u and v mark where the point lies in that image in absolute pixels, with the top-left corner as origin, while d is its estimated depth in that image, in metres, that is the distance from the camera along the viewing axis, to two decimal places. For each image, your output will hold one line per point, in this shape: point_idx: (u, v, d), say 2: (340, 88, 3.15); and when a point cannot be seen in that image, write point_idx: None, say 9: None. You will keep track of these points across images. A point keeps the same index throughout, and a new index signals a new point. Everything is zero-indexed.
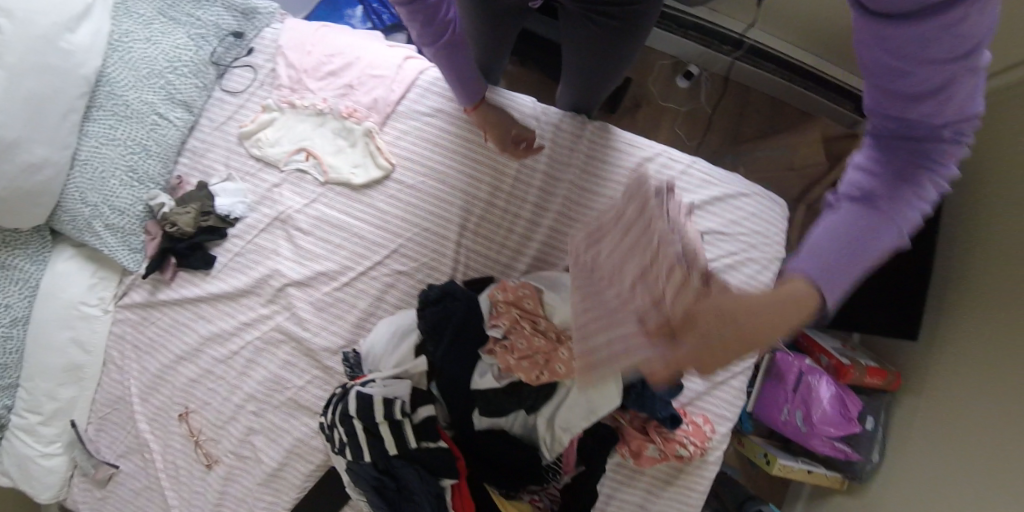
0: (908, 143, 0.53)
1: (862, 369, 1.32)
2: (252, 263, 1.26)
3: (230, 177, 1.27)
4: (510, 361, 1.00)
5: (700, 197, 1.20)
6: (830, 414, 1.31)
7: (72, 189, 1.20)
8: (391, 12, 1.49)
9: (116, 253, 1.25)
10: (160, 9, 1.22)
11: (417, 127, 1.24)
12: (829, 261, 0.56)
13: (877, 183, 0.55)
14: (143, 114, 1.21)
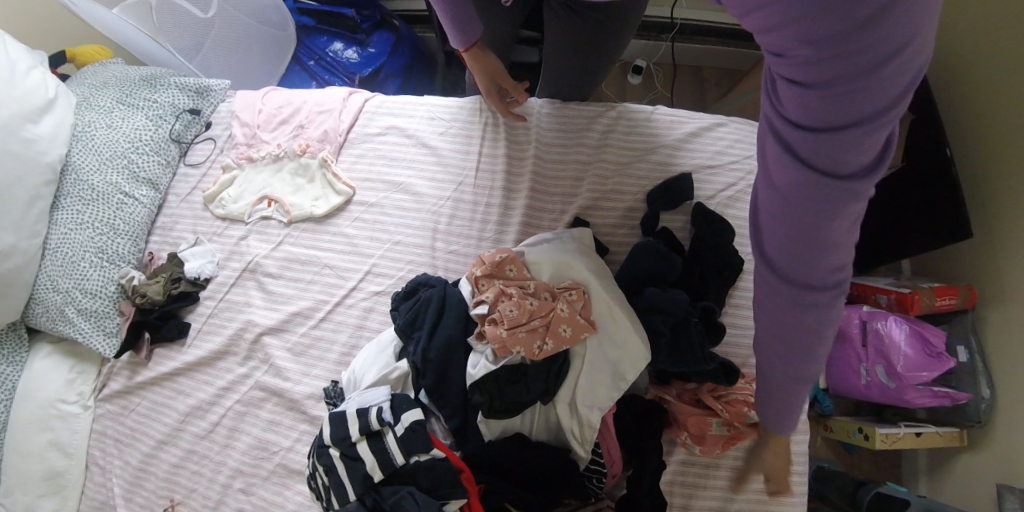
0: (804, 265, 0.48)
1: (927, 292, 1.08)
2: (226, 321, 1.18)
3: (197, 241, 1.24)
4: (502, 334, 0.84)
5: (677, 135, 1.08)
6: (915, 357, 1.07)
7: (45, 277, 1.19)
8: (343, 78, 1.61)
9: (89, 339, 1.19)
10: (119, 98, 1.27)
11: (368, 147, 1.21)
12: (789, 223, 0.46)
13: (784, 259, 0.49)
14: (108, 195, 1.22)
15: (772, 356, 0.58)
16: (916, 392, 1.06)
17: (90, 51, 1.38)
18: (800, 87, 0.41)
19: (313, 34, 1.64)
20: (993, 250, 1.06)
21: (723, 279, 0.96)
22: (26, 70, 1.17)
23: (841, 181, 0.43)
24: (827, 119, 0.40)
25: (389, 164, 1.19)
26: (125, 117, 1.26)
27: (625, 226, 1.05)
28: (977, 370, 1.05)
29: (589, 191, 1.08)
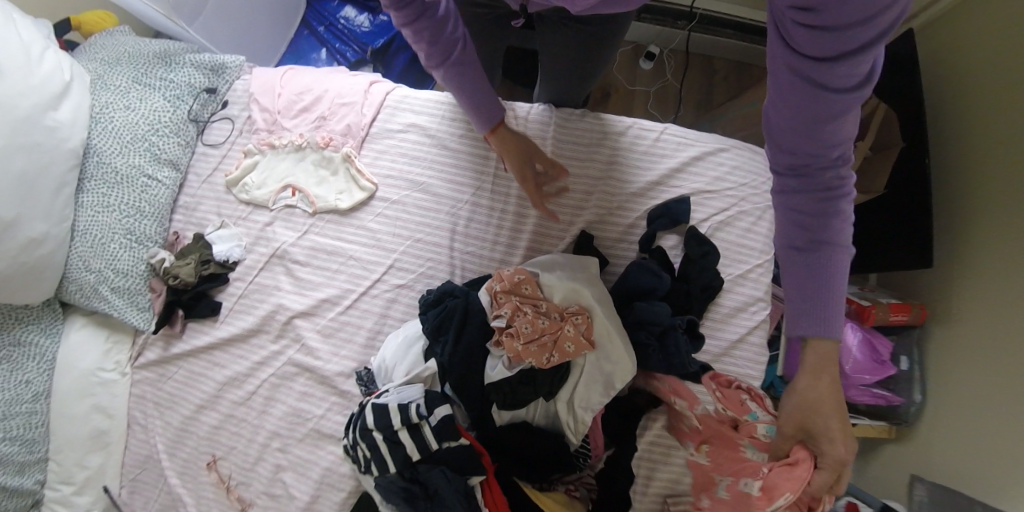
0: (808, 155, 0.64)
1: (883, 308, 1.34)
2: (257, 303, 1.29)
3: (223, 224, 1.31)
4: (517, 346, 1.00)
5: (681, 159, 1.20)
6: (862, 362, 1.35)
7: (75, 258, 1.25)
8: (354, 49, 1.62)
9: (126, 314, 1.29)
10: (134, 77, 1.27)
11: (398, 144, 1.28)
12: (793, 126, 0.62)
13: (788, 135, 0.64)
14: (132, 178, 1.26)
15: (799, 273, 0.71)
16: (854, 384, 1.35)
17: (94, 19, 1.36)
18: (794, 26, 0.55)
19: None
20: (953, 280, 1.30)
21: (703, 298, 1.13)
22: (41, 54, 1.17)
23: (825, 93, 0.57)
24: (809, 50, 0.55)
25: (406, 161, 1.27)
26: (141, 98, 1.27)
27: (626, 239, 1.20)
28: (914, 377, 1.33)
29: (597, 205, 1.20)
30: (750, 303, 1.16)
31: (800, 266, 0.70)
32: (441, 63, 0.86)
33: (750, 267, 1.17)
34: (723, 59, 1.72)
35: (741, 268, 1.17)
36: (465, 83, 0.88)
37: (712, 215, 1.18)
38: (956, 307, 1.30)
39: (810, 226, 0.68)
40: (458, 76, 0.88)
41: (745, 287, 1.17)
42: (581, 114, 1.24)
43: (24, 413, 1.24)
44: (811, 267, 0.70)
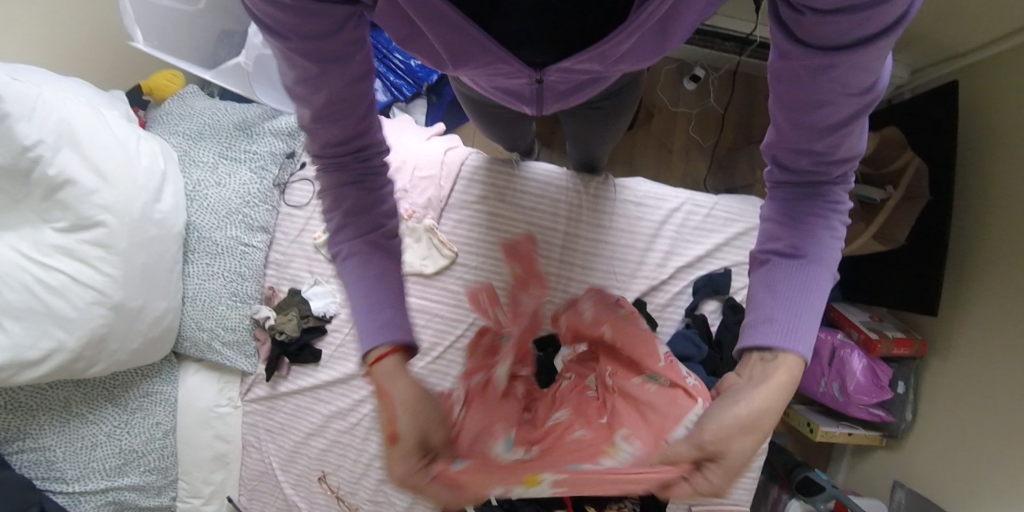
0: (805, 141, 0.58)
1: (890, 342, 1.55)
2: (354, 351, 1.44)
3: (316, 281, 1.44)
4: None
5: (725, 233, 1.41)
6: (865, 383, 1.57)
7: (189, 321, 1.38)
8: (408, 82, 1.67)
9: (236, 362, 1.44)
10: (221, 154, 1.39)
11: (474, 219, 1.41)
12: (789, 134, 0.59)
13: (784, 135, 0.60)
14: (231, 247, 1.38)
15: (773, 285, 0.63)
16: (856, 404, 1.57)
17: (161, 83, 1.44)
18: (794, 14, 0.49)
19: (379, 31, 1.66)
20: (955, 325, 1.53)
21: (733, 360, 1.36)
22: (136, 145, 1.25)
23: (833, 85, 0.52)
24: (825, 41, 0.49)
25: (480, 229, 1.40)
26: (231, 173, 1.38)
27: (671, 305, 1.41)
28: (907, 399, 1.60)
29: (648, 272, 1.40)
30: None
31: (771, 277, 0.64)
32: (347, 228, 0.67)
33: None
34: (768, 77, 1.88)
35: None
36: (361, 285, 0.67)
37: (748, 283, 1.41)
38: (957, 342, 1.52)
39: (797, 240, 0.63)
40: (379, 269, 0.67)
41: None
42: (649, 190, 1.43)
43: (158, 448, 1.43)
44: (810, 284, 0.62)
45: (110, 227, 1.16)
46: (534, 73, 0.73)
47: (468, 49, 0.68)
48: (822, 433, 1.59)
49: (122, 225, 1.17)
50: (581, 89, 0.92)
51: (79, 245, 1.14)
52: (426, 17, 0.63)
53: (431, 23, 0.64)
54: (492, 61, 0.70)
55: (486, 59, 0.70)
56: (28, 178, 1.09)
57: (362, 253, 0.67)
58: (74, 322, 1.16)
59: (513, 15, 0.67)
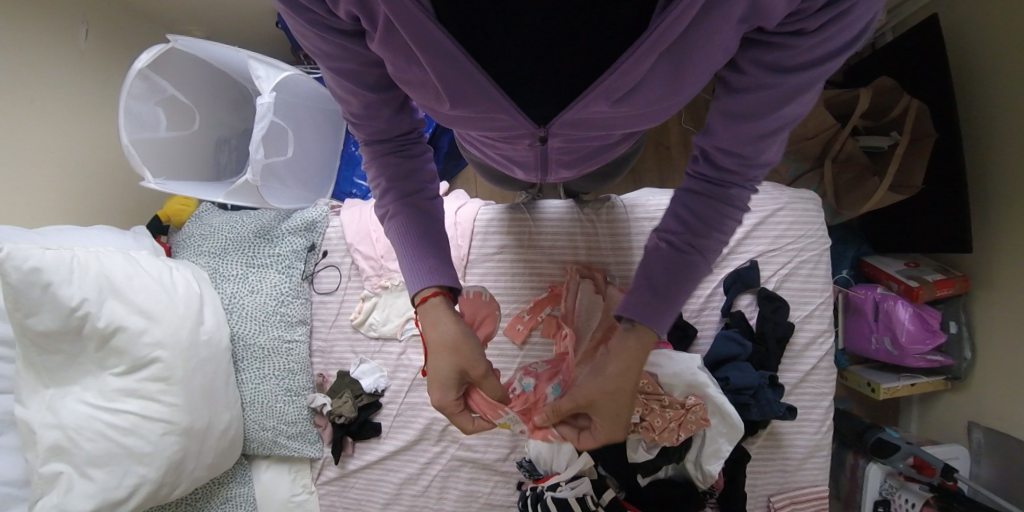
0: (739, 147, 0.63)
1: (930, 286, 1.40)
2: (412, 418, 1.47)
3: (362, 359, 1.49)
4: (654, 435, 1.29)
5: (744, 228, 1.41)
6: (915, 332, 1.41)
7: (251, 424, 1.43)
8: None
9: (303, 451, 1.46)
10: (247, 263, 1.45)
11: (497, 267, 1.47)
12: (730, 139, 0.63)
13: (727, 138, 0.63)
14: (277, 347, 1.43)
15: (653, 267, 0.71)
16: (911, 355, 1.42)
17: (176, 209, 1.51)
18: (777, 40, 0.56)
19: None
20: (995, 249, 1.36)
21: (778, 349, 1.38)
22: (171, 277, 1.32)
23: (773, 98, 0.59)
24: (781, 61, 0.57)
25: (518, 266, 1.46)
26: (262, 278, 1.45)
27: (707, 308, 1.44)
28: (962, 337, 1.44)
29: None
30: (818, 335, 1.40)
31: (655, 259, 0.71)
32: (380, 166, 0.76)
33: (814, 306, 1.40)
34: None
35: (807, 309, 1.41)
36: (403, 233, 0.78)
37: (776, 269, 1.41)
38: (997, 270, 1.36)
39: (695, 227, 0.68)
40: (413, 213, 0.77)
41: (813, 324, 1.41)
42: (656, 204, 1.45)
43: None
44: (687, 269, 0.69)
45: (165, 360, 1.23)
46: (537, 129, 0.70)
47: (467, 93, 0.64)
48: (885, 391, 1.44)
49: (175, 354, 1.24)
50: (582, 155, 0.96)
51: (140, 384, 1.21)
52: (427, 57, 0.60)
53: (428, 58, 0.60)
54: (486, 110, 0.67)
55: (480, 103, 0.66)
56: (81, 334, 1.16)
57: (412, 170, 0.77)
58: (150, 456, 1.21)
59: (518, 59, 0.61)
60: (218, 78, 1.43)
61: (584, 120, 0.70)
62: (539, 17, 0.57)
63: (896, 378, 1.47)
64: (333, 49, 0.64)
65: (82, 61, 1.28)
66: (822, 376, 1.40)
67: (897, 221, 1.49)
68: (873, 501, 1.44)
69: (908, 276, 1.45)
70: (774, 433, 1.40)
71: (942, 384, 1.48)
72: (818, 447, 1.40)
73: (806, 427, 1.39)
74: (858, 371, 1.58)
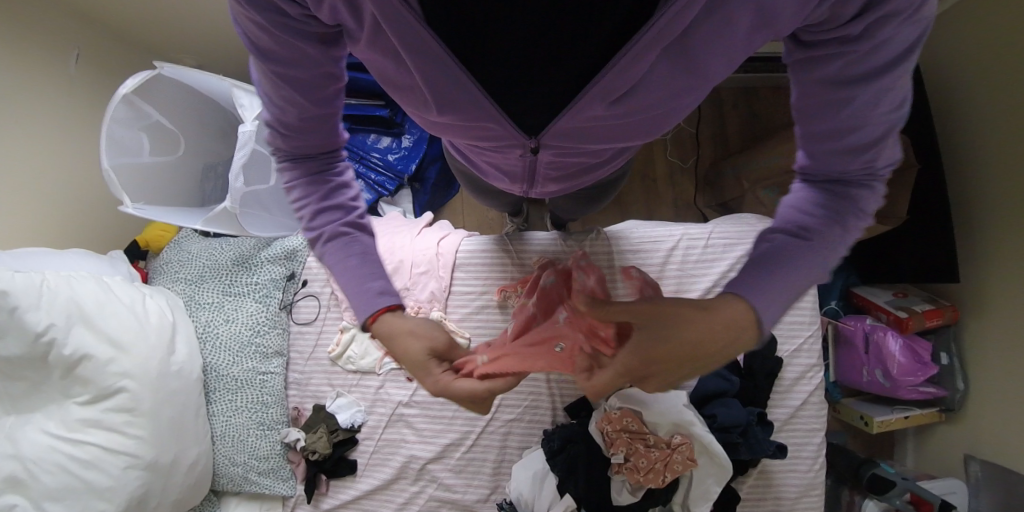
0: (838, 166, 0.59)
1: (920, 317, 1.40)
2: (388, 456, 1.42)
3: (339, 393, 1.45)
4: (639, 477, 1.22)
5: (730, 259, 1.39)
6: (907, 365, 1.40)
7: (222, 458, 1.38)
8: (388, 177, 1.66)
9: (275, 489, 1.40)
10: (224, 292, 1.43)
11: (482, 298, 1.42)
12: (820, 134, 0.58)
13: (810, 133, 0.58)
14: (251, 379, 1.40)
15: (784, 262, 0.60)
16: (902, 387, 1.41)
17: (156, 235, 1.51)
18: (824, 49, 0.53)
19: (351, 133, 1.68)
20: (983, 280, 1.35)
21: (767, 385, 1.33)
22: (144, 305, 1.29)
23: (858, 117, 0.54)
24: (842, 74, 0.53)
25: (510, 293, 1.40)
26: (239, 307, 1.43)
27: None
28: (955, 369, 1.41)
29: None
30: (808, 371, 1.36)
31: (777, 251, 0.60)
32: (315, 185, 0.68)
33: (802, 340, 1.37)
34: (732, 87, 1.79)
35: (795, 343, 1.37)
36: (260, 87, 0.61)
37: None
38: (987, 303, 1.35)
39: (829, 218, 0.60)
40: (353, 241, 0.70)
41: (802, 358, 1.37)
42: (644, 232, 1.44)
43: None
44: (816, 255, 0.60)
45: (132, 390, 1.19)
46: (529, 140, 0.67)
47: (456, 97, 0.60)
48: (877, 424, 1.42)
49: (143, 385, 1.21)
50: (568, 173, 0.95)
51: (104, 414, 1.17)
52: (411, 54, 0.55)
53: (412, 55, 0.55)
54: (472, 117, 0.64)
55: (470, 105, 0.61)
56: (46, 361, 1.13)
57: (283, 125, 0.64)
58: (111, 491, 1.15)
59: (504, 65, 0.57)
60: (204, 107, 1.45)
61: (576, 134, 0.67)
62: (527, 25, 0.53)
63: (888, 411, 1.45)
64: (263, 37, 0.55)
65: (71, 85, 1.33)
66: (813, 411, 1.36)
67: (885, 253, 1.47)
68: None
69: (895, 306, 1.45)
70: (766, 473, 1.34)
71: (936, 415, 1.46)
72: (811, 489, 1.34)
73: (798, 466, 1.34)
74: (852, 403, 1.55)
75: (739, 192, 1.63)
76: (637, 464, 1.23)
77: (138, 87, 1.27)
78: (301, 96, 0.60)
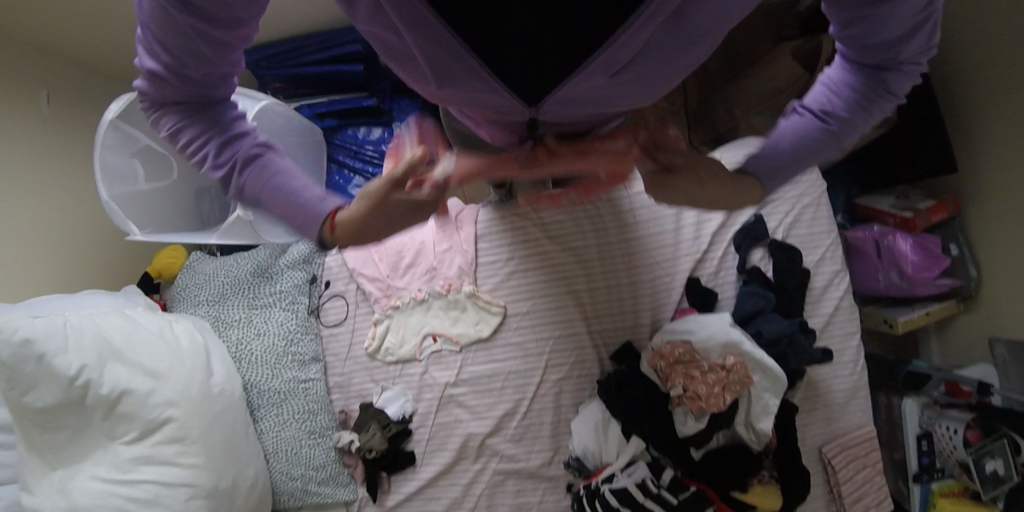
0: (870, 57, 0.52)
1: (926, 214, 1.50)
2: (445, 439, 1.39)
3: (384, 388, 1.41)
4: (701, 404, 1.20)
5: (745, 180, 1.41)
6: (920, 262, 1.50)
7: (277, 474, 1.34)
8: (387, 167, 1.59)
9: (335, 496, 1.36)
10: (249, 306, 1.38)
11: (507, 265, 1.41)
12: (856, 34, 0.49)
13: (852, 31, 0.49)
14: (293, 389, 1.37)
15: None
16: (922, 281, 1.52)
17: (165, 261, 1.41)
18: None
19: (340, 130, 1.60)
20: (971, 170, 1.50)
21: (800, 296, 1.36)
22: (173, 330, 1.25)
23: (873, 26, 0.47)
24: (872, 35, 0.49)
25: (533, 253, 1.41)
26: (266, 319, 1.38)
27: (721, 270, 1.41)
28: (964, 258, 1.54)
29: (690, 248, 1.40)
30: (834, 278, 1.41)
31: None
32: None
33: (822, 251, 1.41)
34: None
35: (818, 253, 1.41)
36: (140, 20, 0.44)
37: (781, 219, 1.42)
38: (984, 190, 1.49)
39: None
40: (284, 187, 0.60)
41: (827, 268, 1.41)
42: None
43: None
44: None
45: (178, 418, 1.15)
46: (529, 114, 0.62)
47: (456, 76, 0.54)
48: (903, 324, 1.54)
49: (188, 412, 1.16)
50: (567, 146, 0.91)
51: (155, 449, 1.12)
52: (415, 35, 0.49)
53: (412, 34, 0.49)
54: (481, 92, 0.57)
55: (483, 93, 0.57)
56: (84, 404, 1.08)
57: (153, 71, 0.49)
58: None
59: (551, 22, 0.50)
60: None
61: (576, 112, 0.63)
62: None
63: (910, 310, 1.57)
64: (169, 9, 0.42)
65: (48, 122, 1.26)
66: (845, 315, 1.41)
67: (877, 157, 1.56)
68: (915, 436, 1.53)
69: (901, 209, 1.54)
70: (812, 383, 1.40)
71: (956, 306, 1.58)
72: (855, 387, 1.41)
73: (842, 370, 1.41)
74: (873, 309, 1.65)
75: (731, 124, 1.72)
76: (699, 392, 1.20)
77: (124, 111, 1.21)
78: (198, 68, 0.48)
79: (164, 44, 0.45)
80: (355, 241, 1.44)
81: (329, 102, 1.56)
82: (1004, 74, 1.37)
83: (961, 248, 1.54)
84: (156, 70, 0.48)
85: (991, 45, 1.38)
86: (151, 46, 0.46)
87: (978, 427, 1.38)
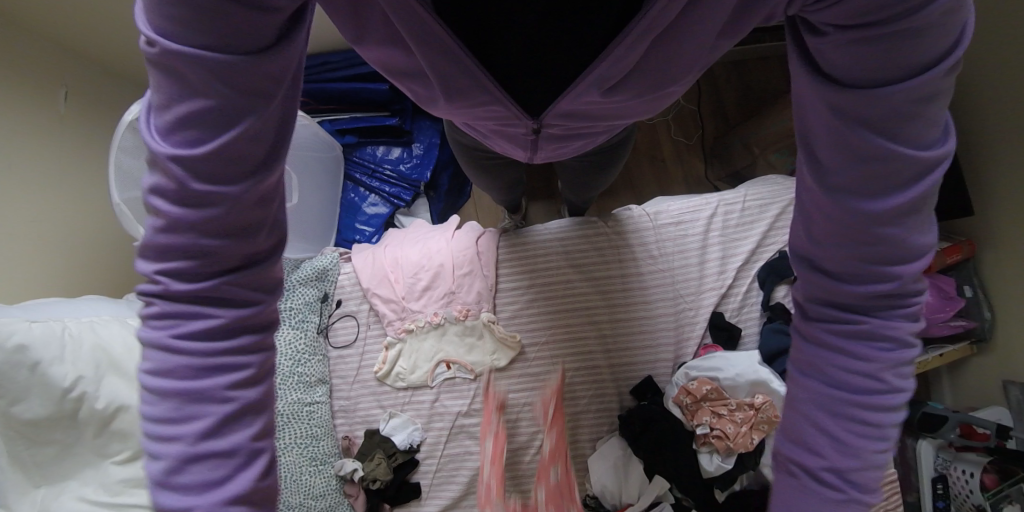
0: (863, 203, 0.43)
1: (941, 254, 1.48)
2: (454, 471, 1.31)
3: (392, 413, 1.34)
4: (730, 444, 1.14)
5: (771, 216, 1.38)
6: (936, 302, 1.48)
7: (275, 502, 1.26)
8: (404, 187, 1.55)
9: None
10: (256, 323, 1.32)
11: (535, 292, 1.36)
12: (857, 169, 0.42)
13: (840, 168, 0.42)
14: (298, 411, 1.30)
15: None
16: (935, 324, 1.48)
17: None
18: (818, 40, 0.40)
19: (359, 147, 1.57)
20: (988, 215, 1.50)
21: None
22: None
23: (883, 142, 0.40)
24: (854, 185, 0.42)
25: (555, 280, 1.36)
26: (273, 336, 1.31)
27: (745, 306, 1.36)
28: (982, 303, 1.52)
29: (715, 281, 1.36)
30: None
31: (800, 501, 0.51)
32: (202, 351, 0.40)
33: None
34: (720, 64, 1.84)
35: None
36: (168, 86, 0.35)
37: None
38: (1001, 235, 1.48)
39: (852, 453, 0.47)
40: (256, 465, 0.43)
41: None
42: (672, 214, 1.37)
43: None
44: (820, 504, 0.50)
45: None
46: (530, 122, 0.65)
47: (463, 87, 0.57)
48: (917, 365, 1.51)
49: None
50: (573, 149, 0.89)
51: (149, 470, 1.06)
52: (420, 47, 0.51)
53: (422, 52, 0.52)
54: (486, 103, 0.60)
55: (484, 100, 0.60)
56: (77, 419, 1.02)
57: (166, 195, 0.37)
58: None
59: (526, 37, 0.56)
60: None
61: (584, 113, 0.65)
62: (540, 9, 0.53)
63: (924, 352, 1.54)
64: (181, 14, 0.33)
65: (60, 122, 1.21)
66: None
67: None
68: (930, 479, 1.48)
69: None
70: None
71: (969, 348, 1.56)
72: None
73: None
74: None
75: (748, 159, 1.69)
76: (727, 431, 1.14)
77: None
78: (233, 115, 0.36)
79: (193, 72, 0.34)
80: (367, 259, 1.38)
81: (352, 119, 1.53)
82: (1019, 119, 1.36)
83: (974, 290, 1.52)
84: (166, 182, 0.36)
85: (1006, 88, 1.37)
86: (169, 120, 0.36)
87: (995, 471, 1.36)
